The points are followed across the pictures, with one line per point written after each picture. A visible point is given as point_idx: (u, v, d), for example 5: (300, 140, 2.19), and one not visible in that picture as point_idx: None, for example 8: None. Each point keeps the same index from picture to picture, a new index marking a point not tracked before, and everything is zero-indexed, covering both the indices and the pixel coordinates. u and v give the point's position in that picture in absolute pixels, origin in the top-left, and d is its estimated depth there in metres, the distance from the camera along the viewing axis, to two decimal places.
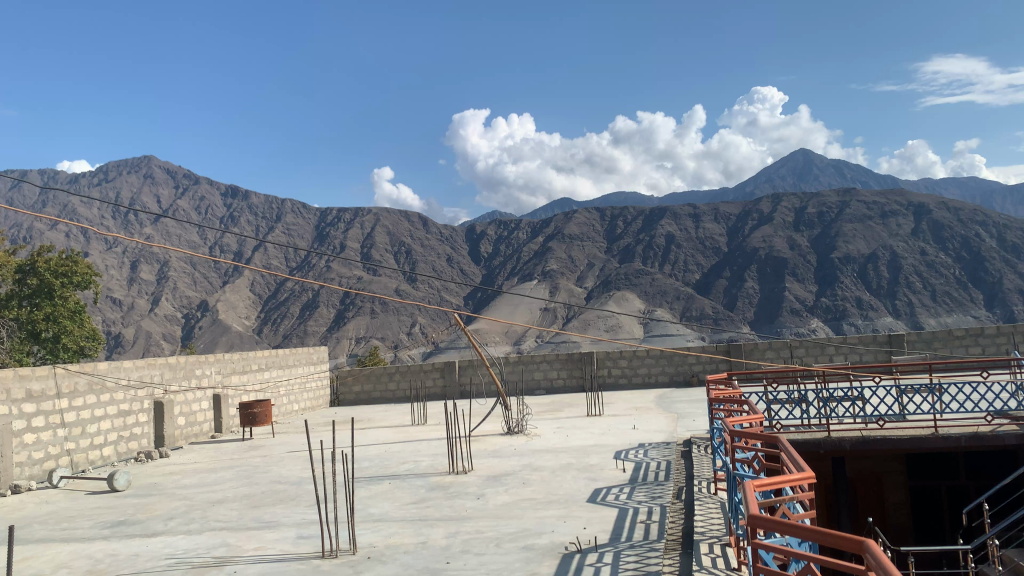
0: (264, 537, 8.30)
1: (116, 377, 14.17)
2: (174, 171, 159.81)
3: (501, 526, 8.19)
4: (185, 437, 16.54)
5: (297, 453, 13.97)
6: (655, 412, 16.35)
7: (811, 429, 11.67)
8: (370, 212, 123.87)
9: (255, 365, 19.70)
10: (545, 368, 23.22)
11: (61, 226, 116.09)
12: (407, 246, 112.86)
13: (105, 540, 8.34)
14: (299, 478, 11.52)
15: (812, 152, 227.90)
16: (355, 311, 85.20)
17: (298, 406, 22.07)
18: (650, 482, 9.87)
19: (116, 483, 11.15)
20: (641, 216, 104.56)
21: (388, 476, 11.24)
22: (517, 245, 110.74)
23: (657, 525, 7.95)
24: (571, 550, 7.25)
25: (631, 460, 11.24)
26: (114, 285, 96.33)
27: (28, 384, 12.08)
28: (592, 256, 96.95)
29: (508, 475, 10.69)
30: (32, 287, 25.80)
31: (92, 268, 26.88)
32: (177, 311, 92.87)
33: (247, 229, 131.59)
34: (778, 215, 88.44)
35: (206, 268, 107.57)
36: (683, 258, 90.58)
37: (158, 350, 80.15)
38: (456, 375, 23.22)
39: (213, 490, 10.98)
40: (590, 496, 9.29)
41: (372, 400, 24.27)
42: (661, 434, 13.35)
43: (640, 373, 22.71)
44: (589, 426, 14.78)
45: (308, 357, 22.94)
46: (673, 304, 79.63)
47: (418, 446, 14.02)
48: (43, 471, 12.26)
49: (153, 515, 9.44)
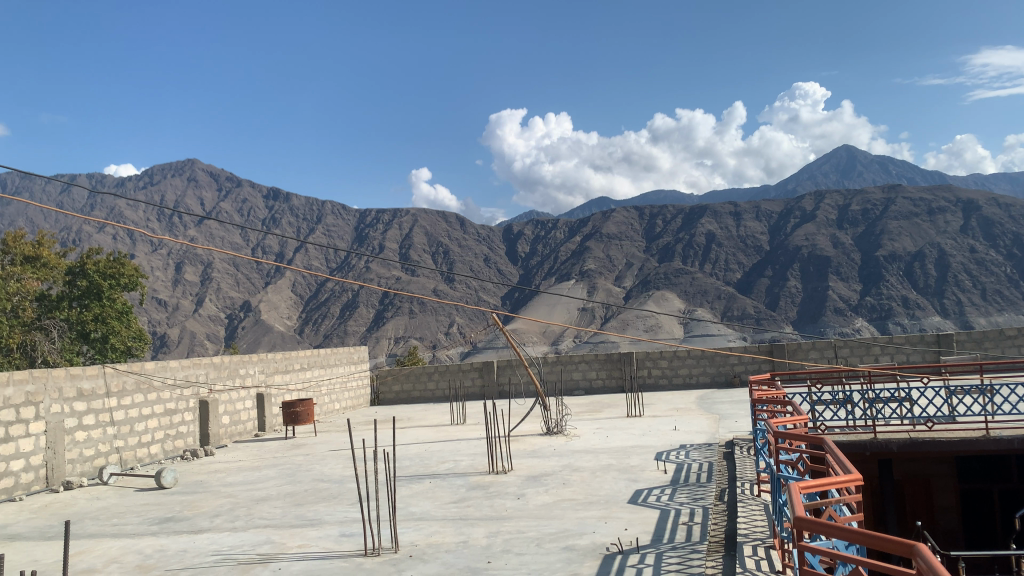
0: (308, 534, 8.38)
1: (162, 377, 14.45)
2: (217, 173, 162.77)
3: (543, 526, 8.17)
4: (229, 435, 16.78)
5: (339, 452, 14.10)
6: (697, 414, 16.19)
7: (857, 430, 11.46)
8: (408, 213, 124.95)
9: (298, 365, 19.94)
10: (584, 368, 23.14)
11: (109, 228, 119.02)
12: (445, 246, 113.45)
13: (153, 537, 8.50)
14: (341, 477, 11.62)
15: (856, 148, 223.90)
16: (394, 311, 85.87)
17: (339, 405, 22.31)
18: (692, 484, 9.75)
19: (163, 480, 11.36)
20: (680, 214, 103.66)
21: (429, 476, 11.27)
22: (554, 245, 110.55)
23: (699, 527, 7.86)
24: (613, 550, 7.21)
25: (672, 462, 11.13)
26: (160, 286, 98.50)
27: (79, 383, 12.36)
28: (631, 256, 96.44)
29: (549, 475, 10.67)
30: (81, 288, 26.52)
31: (139, 270, 27.37)
32: (221, 311, 94.69)
33: (288, 230, 133.44)
34: (822, 213, 87.07)
35: (248, 269, 109.46)
36: (723, 257, 89.67)
37: (202, 350, 81.79)
38: (494, 375, 23.23)
39: (257, 488, 11.14)
40: (632, 497, 9.22)
41: (411, 399, 24.43)
42: (703, 436, 13.25)
43: (680, 374, 22.53)
44: (630, 427, 14.70)
45: (348, 357, 23.15)
46: (714, 303, 78.81)
47: (458, 446, 14.07)
48: (93, 468, 12.56)
49: (199, 512, 9.60)
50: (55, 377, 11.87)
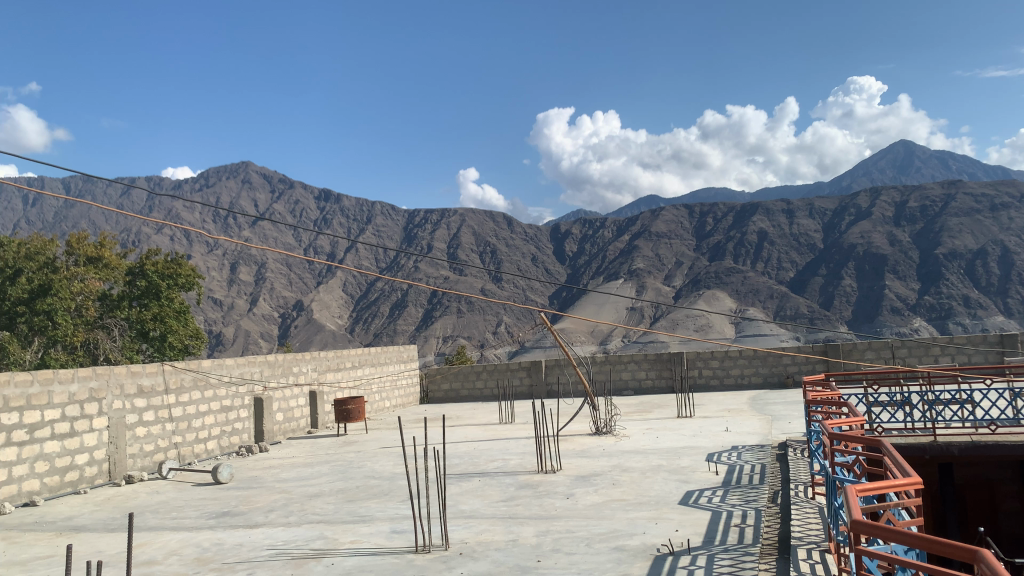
0: (359, 530, 8.51)
1: (218, 374, 14.81)
2: (270, 174, 166.26)
3: (592, 526, 8.13)
4: (282, 431, 17.08)
5: (390, 449, 14.30)
6: (749, 415, 15.92)
7: (916, 433, 11.21)
8: (456, 213, 125.94)
9: (349, 363, 20.24)
10: (633, 368, 22.96)
11: (166, 230, 122.59)
12: (492, 246, 113.75)
13: (211, 530, 8.71)
14: (391, 474, 11.78)
15: (915, 142, 218.20)
16: (442, 311, 86.46)
17: (389, 403, 22.58)
18: (744, 485, 9.59)
19: (220, 476, 11.63)
20: (732, 212, 102.10)
21: (477, 474, 11.30)
22: (602, 244, 109.91)
23: (752, 529, 7.73)
24: (664, 551, 7.14)
25: (723, 463, 10.96)
26: (215, 286, 100.91)
27: (139, 380, 12.71)
28: (681, 255, 95.36)
29: (598, 475, 10.63)
30: (141, 288, 27.13)
31: (196, 270, 27.88)
32: (274, 311, 96.61)
33: (339, 230, 135.40)
34: (878, 210, 85.04)
35: (301, 269, 111.46)
36: (776, 255, 88.22)
37: (256, 348, 83.47)
38: (543, 375, 23.19)
39: (310, 484, 11.35)
40: (683, 499, 9.10)
41: (460, 397, 24.60)
42: (755, 437, 13.01)
43: (732, 374, 22.20)
44: (680, 427, 14.56)
45: (398, 355, 23.38)
46: (766, 303, 77.47)
47: (507, 444, 14.14)
48: (153, 463, 12.90)
49: (256, 507, 9.80)
50: (117, 374, 12.23)
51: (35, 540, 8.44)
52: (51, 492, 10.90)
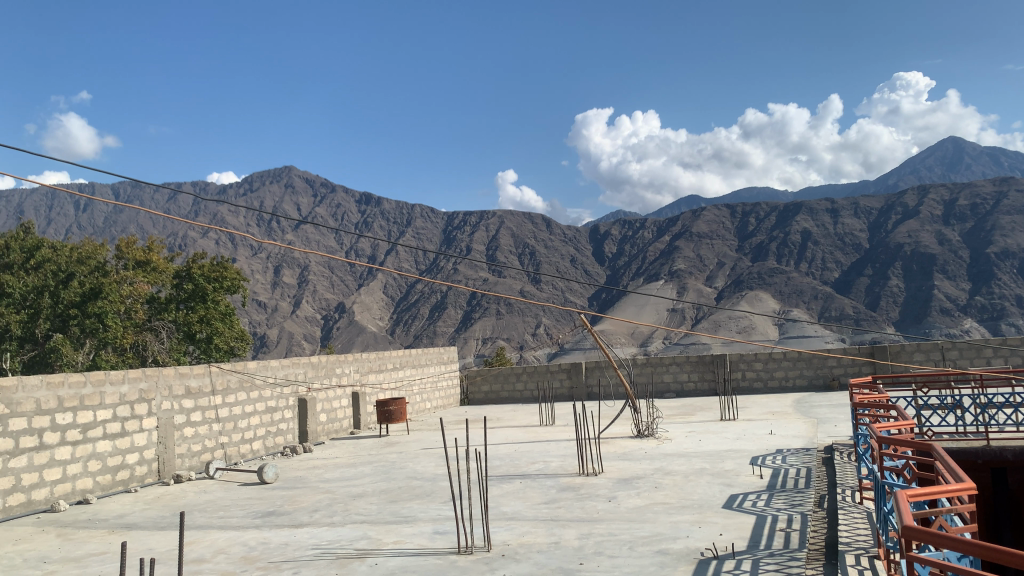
0: (403, 530, 8.58)
1: (264, 375, 15.05)
2: (312, 179, 168.94)
3: (635, 529, 8.09)
4: (326, 432, 17.31)
5: (432, 450, 14.45)
6: (793, 417, 15.73)
7: (967, 437, 10.98)
8: (494, 216, 126.34)
9: (390, 364, 20.40)
10: (675, 371, 22.75)
11: (212, 234, 125.41)
12: (531, 247, 113.91)
13: (258, 529, 8.86)
14: (433, 474, 11.87)
15: (964, 139, 213.18)
16: (481, 312, 86.93)
17: (430, 405, 22.68)
18: (789, 489, 9.43)
19: (265, 475, 11.80)
20: (774, 212, 100.71)
21: (519, 475, 11.35)
22: (642, 245, 109.22)
23: (798, 533, 7.61)
24: (708, 555, 7.06)
25: (768, 467, 10.79)
26: (260, 289, 102.94)
27: (187, 381, 12.96)
28: (723, 255, 94.35)
29: (641, 478, 10.55)
30: (188, 291, 27.47)
31: (240, 273, 28.20)
32: (316, 312, 98.10)
33: (379, 233, 136.96)
34: (926, 208, 83.23)
35: (342, 271, 112.98)
36: (820, 255, 86.90)
37: (300, 349, 84.85)
38: (583, 376, 23.12)
39: (353, 484, 11.48)
40: (727, 502, 9.00)
41: (501, 399, 24.62)
42: (800, 440, 12.82)
43: (776, 377, 21.89)
44: (723, 431, 14.35)
45: (439, 357, 23.51)
46: (810, 304, 76.31)
47: (548, 446, 14.13)
48: (200, 463, 13.14)
49: (300, 507, 9.93)
50: (165, 376, 12.50)
51: (88, 537, 8.65)
52: (103, 489, 11.17)
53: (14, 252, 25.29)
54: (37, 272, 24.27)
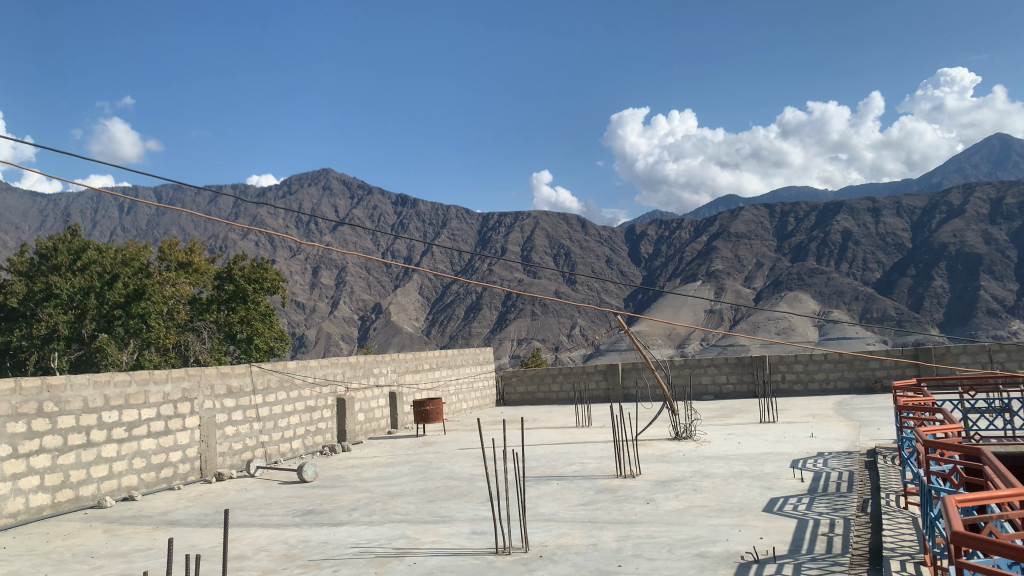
0: (440, 530, 8.60)
1: (303, 375, 15.23)
2: (350, 181, 170.89)
3: (673, 532, 8.02)
4: (364, 431, 17.44)
5: (468, 450, 14.50)
6: (835, 419, 15.44)
7: (1016, 441, 10.66)
8: (529, 216, 126.41)
9: (427, 365, 20.51)
10: (713, 372, 22.53)
11: (252, 236, 127.69)
12: (567, 248, 113.71)
13: (299, 527, 8.96)
14: (470, 475, 11.91)
15: (1012, 136, 207.67)
16: (516, 313, 87.06)
17: (466, 405, 22.76)
18: (831, 493, 9.28)
19: (305, 474, 11.93)
20: (814, 211, 99.17)
21: (557, 476, 11.34)
22: (679, 245, 108.36)
23: (841, 538, 7.47)
24: (748, 560, 6.98)
25: (810, 470, 10.64)
26: (298, 289, 104.47)
27: (228, 380, 13.17)
28: (761, 256, 93.24)
29: (679, 481, 10.48)
30: (229, 292, 27.86)
31: (280, 274, 28.48)
32: (354, 313, 99.16)
33: (415, 234, 138.02)
34: (971, 207, 81.28)
35: (379, 272, 114.06)
36: (861, 255, 85.51)
37: (337, 349, 85.74)
38: (620, 377, 23.01)
39: (391, 484, 11.52)
40: (767, 505, 8.90)
41: (536, 400, 24.63)
42: (842, 443, 12.61)
43: (817, 379, 21.56)
44: (763, 434, 14.15)
45: (475, 357, 23.58)
46: (851, 304, 75.06)
47: (585, 447, 14.10)
48: (241, 461, 13.36)
49: (339, 506, 10.03)
50: (207, 375, 12.72)
51: (134, 533, 8.85)
52: (147, 487, 11.40)
53: (61, 253, 25.98)
54: (84, 273, 24.87)
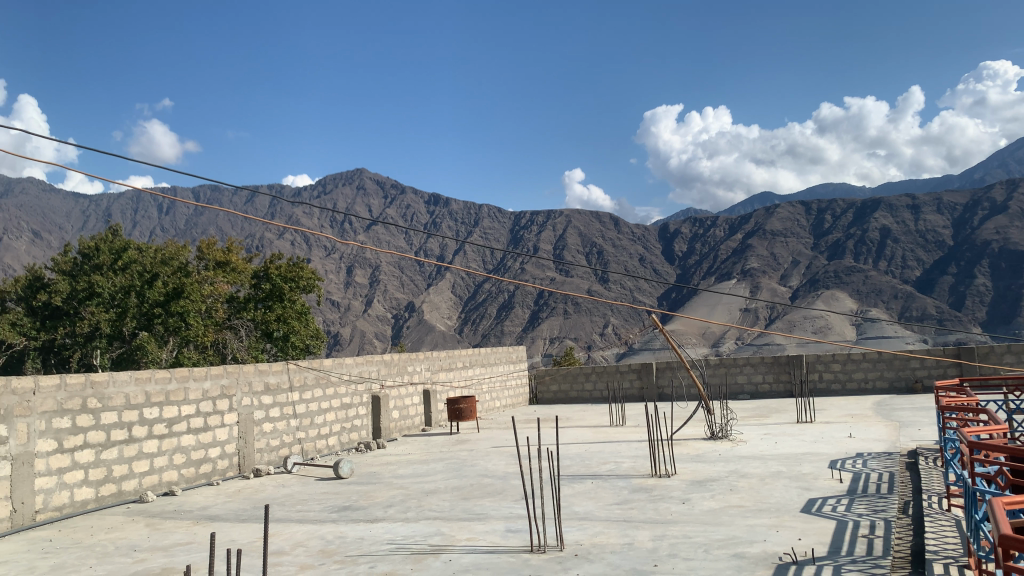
0: (476, 528, 8.62)
1: (339, 372, 15.41)
2: (383, 180, 172.34)
3: (710, 532, 7.96)
4: (399, 428, 17.57)
5: (502, 448, 14.50)
6: (874, 419, 15.20)
7: None
8: (562, 214, 126.45)
9: (460, 363, 20.59)
10: (749, 371, 22.27)
11: (288, 235, 129.50)
12: (599, 246, 113.36)
13: (335, 523, 9.05)
14: (504, 473, 11.92)
15: None
16: (548, 312, 87.04)
17: (499, 403, 22.84)
18: (871, 494, 9.14)
19: (341, 471, 12.04)
20: (851, 208, 97.66)
21: (591, 475, 11.30)
22: (713, 243, 107.39)
23: (881, 540, 7.37)
24: (787, 560, 6.90)
25: (849, 471, 10.47)
26: (333, 288, 105.55)
27: (266, 377, 13.34)
28: (797, 253, 92.11)
29: (715, 480, 10.40)
30: (265, 291, 28.22)
31: (316, 273, 28.71)
32: (387, 311, 99.81)
33: (447, 233, 138.75)
34: (1015, 203, 79.43)
35: (412, 271, 114.69)
36: (900, 252, 84.07)
37: (371, 348, 86.35)
38: (654, 376, 22.85)
39: (426, 481, 11.57)
40: (805, 506, 8.79)
41: (569, 398, 24.60)
42: (881, 443, 12.43)
43: (855, 378, 21.25)
44: (800, 434, 13.95)
45: (508, 356, 23.65)
46: (890, 303, 73.73)
47: (618, 446, 14.03)
48: (279, 457, 13.54)
49: (375, 502, 10.13)
50: (245, 372, 12.90)
51: (175, 528, 9.00)
52: (188, 482, 11.59)
53: (103, 253, 26.56)
54: (125, 273, 25.34)
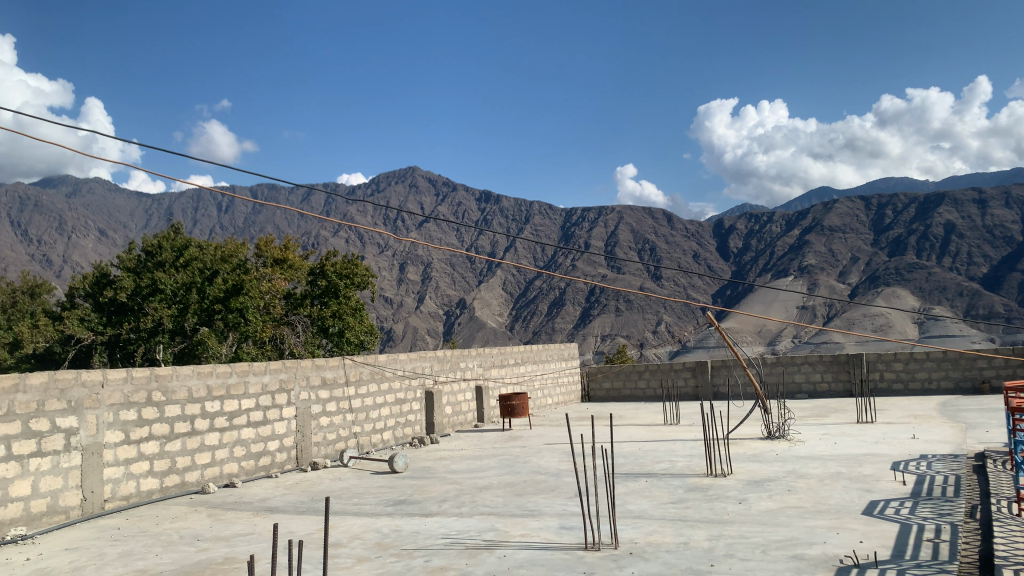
0: (530, 524, 8.63)
1: (394, 367, 15.60)
2: (435, 178, 173.70)
3: (767, 533, 7.83)
4: (451, 425, 17.72)
5: (555, 445, 14.51)
6: (939, 421, 14.80)
7: None
8: (614, 211, 125.66)
9: (513, 359, 20.65)
10: (807, 370, 21.81)
11: (342, 233, 131.69)
12: (652, 243, 112.45)
13: (390, 517, 9.15)
14: (557, 470, 11.90)
15: None
16: (600, 309, 86.61)
17: (551, 400, 22.83)
18: (936, 497, 8.88)
19: (396, 465, 12.18)
20: (914, 203, 94.92)
21: (645, 474, 11.20)
22: (770, 239, 105.51)
23: (948, 545, 7.13)
24: (848, 563, 6.75)
25: (912, 473, 10.19)
26: (386, 285, 106.88)
27: (323, 372, 13.57)
28: (857, 249, 89.98)
29: (773, 480, 10.21)
30: (322, 288, 28.68)
31: (370, 269, 29.10)
32: (439, 307, 100.66)
33: (499, 229, 139.29)
34: None
35: (463, 268, 115.52)
36: (966, 248, 81.49)
37: (424, 343, 87.26)
38: (709, 375, 22.52)
39: (480, 476, 11.64)
40: (867, 508, 8.57)
41: (622, 396, 24.48)
42: (947, 445, 12.11)
43: (918, 378, 20.68)
44: (861, 434, 13.65)
45: (560, 352, 23.65)
46: (955, 300, 71.46)
47: (674, 446, 13.84)
48: (335, 451, 13.74)
49: (429, 497, 10.21)
50: (303, 367, 13.13)
51: (236, 518, 9.22)
52: (247, 475, 11.85)
53: (166, 251, 27.30)
54: (186, 269, 26.00)
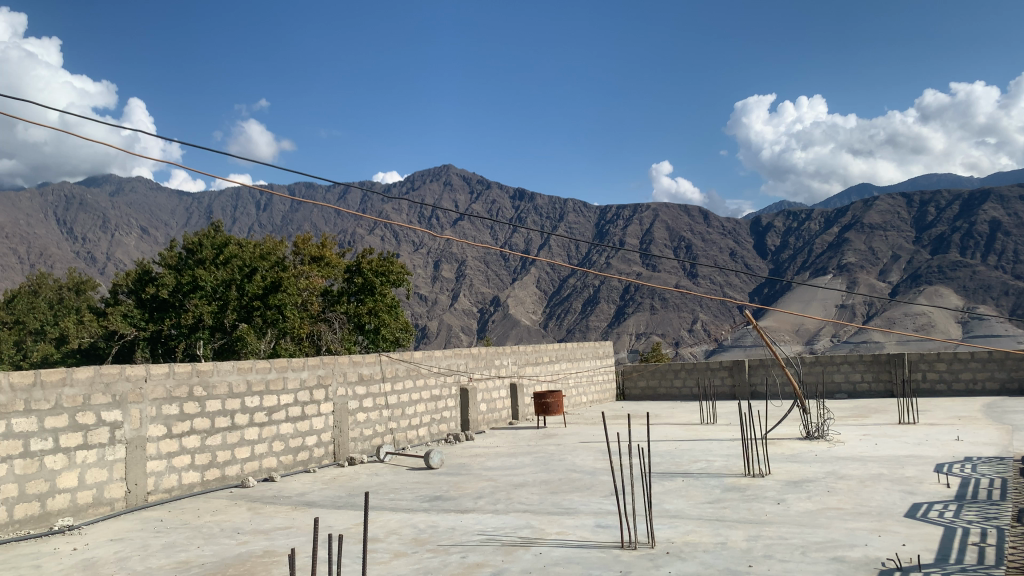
0: (565, 522, 8.62)
1: (429, 364, 15.68)
2: (469, 176, 174.20)
3: (807, 534, 7.73)
4: (486, 421, 17.78)
5: (591, 444, 14.45)
6: (984, 422, 14.49)
7: None
8: (649, 208, 124.83)
9: (547, 357, 20.65)
10: (847, 370, 21.48)
11: (378, 231, 132.63)
12: (688, 241, 111.61)
13: (426, 513, 9.21)
14: (592, 469, 11.84)
15: None
16: (635, 307, 86.23)
17: (586, 398, 22.79)
18: (981, 500, 8.69)
19: (431, 461, 12.25)
20: (958, 200, 92.91)
21: (682, 473, 11.14)
22: (808, 237, 104.09)
23: (995, 549, 6.98)
24: (891, 567, 6.64)
25: (957, 475, 9.98)
26: (421, 282, 107.44)
27: (360, 368, 13.70)
28: (898, 247, 88.37)
29: (811, 481, 10.08)
30: (358, 285, 29.02)
31: (405, 267, 29.38)
32: (473, 305, 100.97)
33: (533, 227, 139.22)
34: None
35: (497, 266, 115.75)
36: (1012, 245, 79.57)
37: (458, 340, 87.76)
38: (745, 374, 22.29)
39: (515, 474, 11.65)
40: (909, 511, 8.42)
41: (657, 394, 24.35)
42: (993, 447, 11.84)
43: (962, 378, 20.27)
44: (903, 435, 13.43)
45: (595, 351, 23.58)
46: (1000, 300, 69.83)
47: (711, 445, 13.74)
48: (371, 447, 13.85)
49: (464, 493, 10.27)
50: (340, 363, 13.27)
51: (275, 512, 9.36)
52: (286, 469, 12.01)
53: (206, 248, 27.61)
54: (226, 267, 26.36)
